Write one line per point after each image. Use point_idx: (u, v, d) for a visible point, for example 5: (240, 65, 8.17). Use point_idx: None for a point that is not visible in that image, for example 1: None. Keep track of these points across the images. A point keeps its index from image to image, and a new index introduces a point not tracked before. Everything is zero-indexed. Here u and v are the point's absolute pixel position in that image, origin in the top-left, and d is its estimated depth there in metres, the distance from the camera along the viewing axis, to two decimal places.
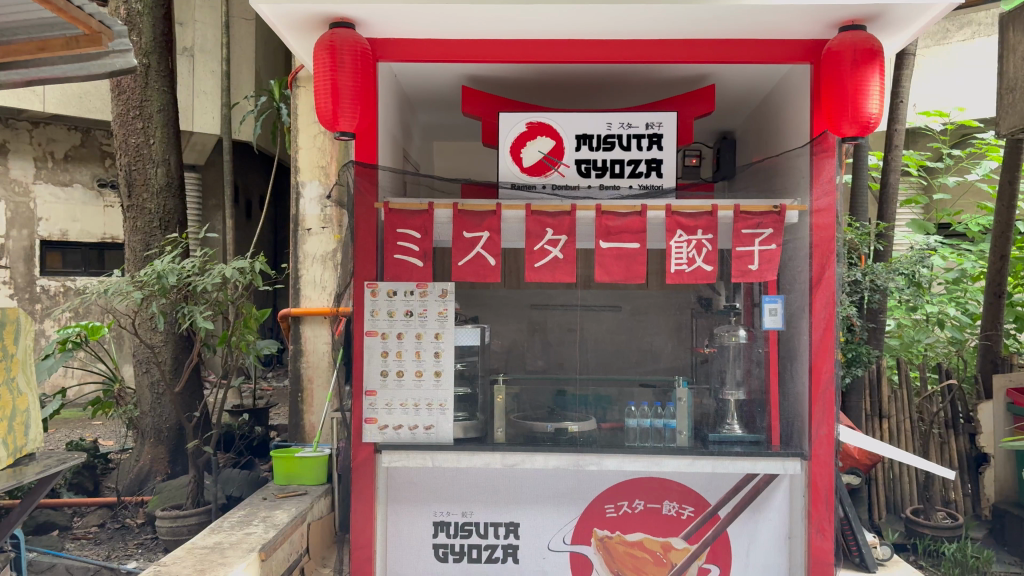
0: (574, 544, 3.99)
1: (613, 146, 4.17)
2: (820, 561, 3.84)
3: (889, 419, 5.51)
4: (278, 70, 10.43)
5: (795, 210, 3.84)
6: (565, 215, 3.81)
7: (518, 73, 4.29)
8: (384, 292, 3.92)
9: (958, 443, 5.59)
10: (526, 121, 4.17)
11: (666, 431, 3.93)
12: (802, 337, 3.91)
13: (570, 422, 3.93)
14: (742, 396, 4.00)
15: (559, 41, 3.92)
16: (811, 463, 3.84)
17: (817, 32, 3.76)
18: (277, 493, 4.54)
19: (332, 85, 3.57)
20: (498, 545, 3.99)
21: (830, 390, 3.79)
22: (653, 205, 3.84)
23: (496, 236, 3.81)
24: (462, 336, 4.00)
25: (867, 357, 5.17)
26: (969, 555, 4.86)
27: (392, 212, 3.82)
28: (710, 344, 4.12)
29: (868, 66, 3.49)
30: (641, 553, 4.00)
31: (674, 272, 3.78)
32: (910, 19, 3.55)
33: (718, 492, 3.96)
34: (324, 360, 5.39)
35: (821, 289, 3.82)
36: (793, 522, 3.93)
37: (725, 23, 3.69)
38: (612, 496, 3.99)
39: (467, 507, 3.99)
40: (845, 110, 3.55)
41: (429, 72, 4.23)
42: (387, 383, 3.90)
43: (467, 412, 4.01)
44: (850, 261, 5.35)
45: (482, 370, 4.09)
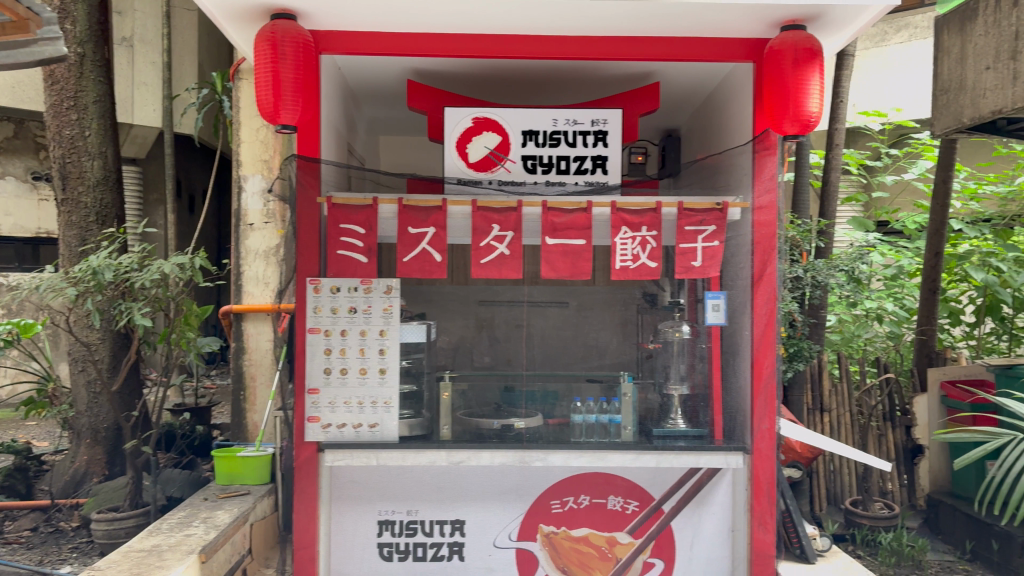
0: (520, 540, 3.99)
1: (558, 142, 4.17)
2: (762, 554, 3.91)
3: (830, 413, 5.62)
4: (220, 62, 10.23)
5: (737, 207, 3.88)
6: (511, 210, 3.80)
7: (464, 68, 4.27)
8: (327, 288, 3.85)
9: (895, 435, 5.69)
10: (471, 116, 4.14)
11: (612, 427, 3.95)
12: (744, 334, 3.93)
13: (517, 418, 3.96)
14: (686, 391, 4.04)
15: (504, 36, 3.90)
16: (753, 458, 3.89)
17: (759, 31, 3.80)
18: (218, 493, 4.45)
19: (273, 76, 3.50)
20: (444, 543, 3.97)
21: (771, 384, 3.87)
22: (598, 202, 3.83)
23: (442, 232, 3.78)
24: (408, 333, 3.96)
25: (808, 352, 5.27)
26: (904, 544, 5.04)
27: (335, 206, 3.76)
28: (654, 340, 4.13)
29: (809, 65, 3.55)
30: (586, 548, 4.01)
31: (619, 268, 3.81)
32: (849, 19, 3.60)
33: (663, 487, 4.01)
34: (267, 358, 5.29)
35: (762, 285, 3.88)
36: (737, 516, 3.98)
37: (670, 21, 3.71)
38: (558, 492, 3.99)
39: (412, 505, 3.96)
40: (787, 108, 3.60)
41: (374, 65, 4.18)
42: (331, 381, 3.86)
43: (413, 409, 3.98)
44: (792, 257, 5.43)
45: (428, 367, 4.06)
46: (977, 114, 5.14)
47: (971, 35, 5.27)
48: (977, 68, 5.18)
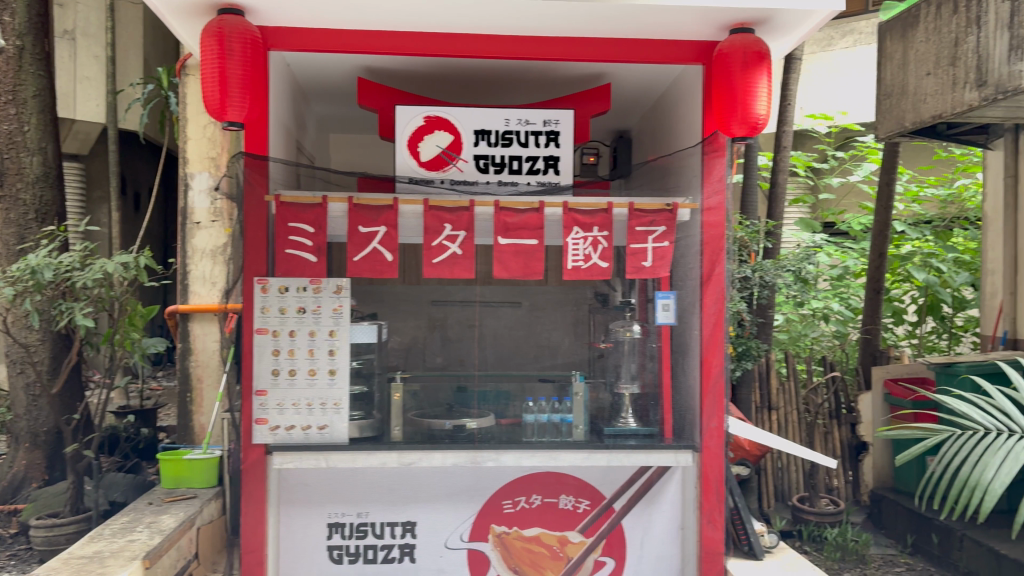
0: (472, 541, 3.98)
1: (511, 142, 4.17)
2: (711, 551, 3.95)
3: (778, 411, 5.71)
4: (166, 57, 10.03)
5: (686, 208, 3.92)
6: (463, 210, 3.78)
7: (415, 67, 4.24)
8: (275, 288, 3.80)
9: (840, 432, 5.85)
10: (423, 115, 4.11)
11: (563, 426, 3.98)
12: (693, 333, 3.98)
13: (469, 418, 3.95)
14: (636, 390, 4.05)
15: (456, 35, 3.88)
16: (702, 455, 3.94)
17: (709, 34, 3.84)
18: (163, 497, 4.35)
19: (220, 73, 3.44)
20: (394, 545, 3.94)
21: (720, 382, 3.92)
22: (550, 202, 3.84)
23: (393, 231, 3.75)
24: (358, 334, 3.93)
25: (756, 351, 5.35)
26: (849, 539, 5.15)
27: (283, 205, 3.70)
28: (606, 339, 4.14)
29: (757, 69, 3.60)
30: (538, 548, 4.02)
31: (571, 268, 3.82)
32: (796, 23, 3.65)
33: (614, 486, 4.03)
34: (214, 359, 5.19)
35: (711, 285, 3.93)
36: (685, 513, 4.03)
37: (622, 23, 3.73)
38: (510, 492, 3.99)
39: (362, 507, 3.92)
40: (735, 110, 3.64)
41: (323, 62, 4.13)
42: (279, 382, 3.80)
43: (363, 410, 3.95)
44: (740, 257, 5.51)
45: (379, 368, 4.03)
46: (919, 118, 5.28)
47: (913, 41, 5.43)
48: (918, 73, 5.33)
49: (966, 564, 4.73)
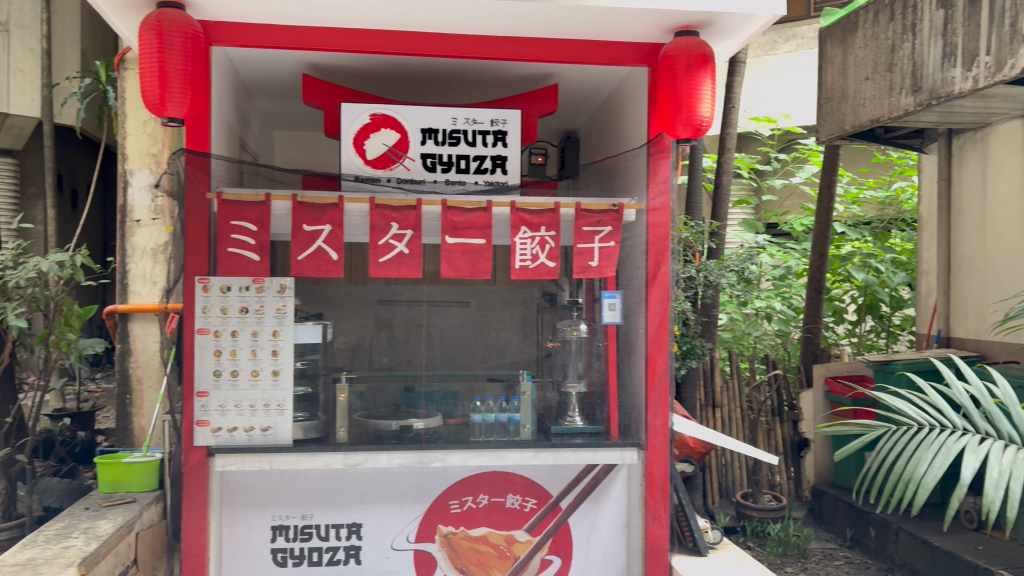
0: (418, 542, 3.95)
1: (458, 141, 4.15)
2: (656, 548, 4.00)
3: (722, 408, 5.79)
4: (104, 51, 9.79)
5: (632, 209, 3.96)
6: (410, 209, 3.75)
7: (362, 64, 4.20)
8: (217, 287, 3.73)
9: (782, 429, 5.94)
10: (369, 113, 4.07)
11: (511, 425, 4.00)
12: (638, 332, 4.02)
13: (416, 419, 3.93)
14: (583, 388, 4.10)
15: (403, 33, 3.85)
16: (647, 453, 3.98)
17: (654, 35, 3.88)
18: (101, 502, 4.24)
19: (160, 67, 3.37)
20: (340, 547, 3.89)
21: (664, 381, 3.96)
22: (498, 201, 3.84)
23: (338, 230, 3.71)
24: (303, 334, 3.88)
25: (700, 349, 5.47)
26: (791, 534, 5.26)
27: (225, 203, 3.65)
28: (554, 338, 4.14)
29: (701, 71, 3.64)
30: (484, 547, 4.01)
31: (519, 268, 3.83)
32: (739, 27, 3.71)
33: (560, 484, 4.05)
34: (154, 361, 5.07)
35: (656, 285, 3.96)
36: (631, 511, 4.06)
37: (569, 23, 3.74)
38: (457, 492, 3.97)
39: (307, 509, 3.87)
40: (679, 112, 3.68)
41: (267, 58, 4.07)
42: (221, 383, 3.73)
43: (308, 412, 3.91)
44: (685, 258, 5.60)
45: (324, 368, 3.99)
46: (857, 122, 5.40)
47: (852, 47, 5.57)
48: (857, 78, 5.46)
49: (902, 556, 4.86)
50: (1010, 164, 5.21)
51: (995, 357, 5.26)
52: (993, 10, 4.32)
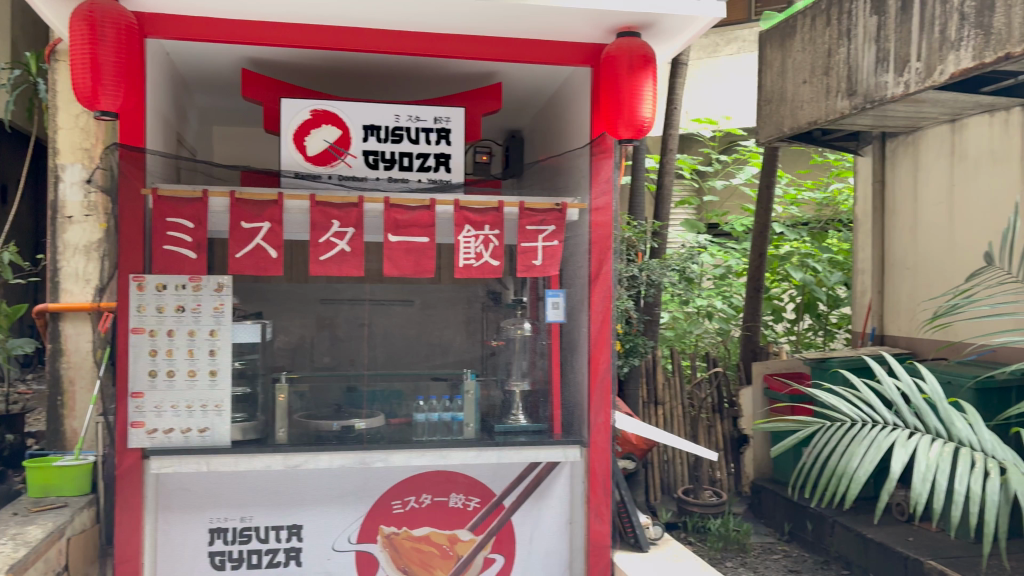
0: (360, 543, 3.91)
1: (401, 138, 4.13)
2: (597, 545, 4.03)
3: (664, 405, 5.90)
4: (35, 42, 9.49)
5: (575, 208, 3.98)
6: (352, 207, 3.72)
7: (303, 59, 4.14)
8: (152, 285, 3.64)
9: (723, 426, 6.06)
10: (310, 109, 4.02)
11: (454, 424, 3.98)
12: (581, 330, 4.05)
13: (358, 418, 3.90)
14: (527, 387, 4.09)
15: (345, 29, 3.81)
16: (589, 451, 4.01)
17: (597, 36, 3.91)
18: (30, 507, 4.11)
19: (92, 59, 3.28)
20: (280, 549, 3.83)
21: (607, 379, 4.00)
22: (441, 200, 3.83)
23: (278, 227, 3.66)
24: (240, 333, 3.81)
25: (642, 347, 5.55)
26: (731, 530, 5.38)
27: (161, 199, 3.56)
28: (497, 337, 4.12)
29: (642, 72, 3.67)
30: (427, 547, 3.99)
31: (462, 266, 3.82)
32: (680, 29, 3.75)
33: (503, 483, 4.05)
34: (87, 361, 4.93)
35: (599, 283, 3.98)
36: (574, 508, 4.08)
37: (512, 22, 3.74)
38: (399, 492, 3.94)
39: (245, 511, 3.80)
40: (621, 112, 3.71)
41: (205, 52, 3.99)
42: (157, 384, 3.65)
43: (246, 412, 3.84)
44: (628, 257, 5.65)
45: (263, 368, 3.91)
46: (795, 124, 5.52)
47: (790, 50, 5.69)
48: (795, 81, 5.57)
49: (837, 548, 4.99)
50: (939, 168, 5.39)
51: (925, 354, 5.43)
52: (924, 16, 4.46)
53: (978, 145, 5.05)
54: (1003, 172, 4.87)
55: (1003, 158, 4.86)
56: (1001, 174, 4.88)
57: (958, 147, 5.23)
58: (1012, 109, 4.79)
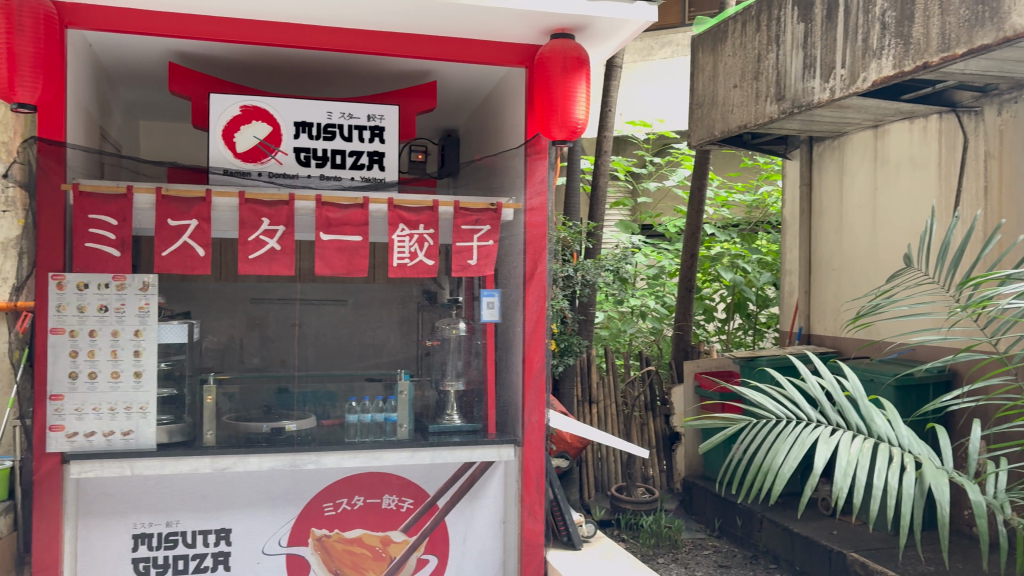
0: (290, 546, 3.85)
1: (333, 135, 4.08)
2: (531, 543, 4.05)
3: (598, 404, 6.00)
4: None
5: (510, 208, 4.00)
6: (282, 204, 3.67)
7: (233, 54, 4.07)
8: (73, 284, 3.53)
9: (655, 424, 6.19)
10: (240, 104, 3.95)
11: (387, 425, 3.93)
12: (516, 329, 4.05)
13: (288, 420, 3.82)
14: (461, 386, 4.05)
15: (277, 24, 3.74)
16: (523, 450, 4.03)
17: (531, 37, 3.92)
18: None
19: (7, 49, 3.17)
20: (207, 554, 3.75)
21: (541, 378, 4.03)
22: (375, 198, 3.80)
23: (205, 225, 3.58)
24: (167, 334, 3.71)
25: (577, 347, 5.63)
26: (663, 526, 5.45)
27: (82, 194, 3.46)
28: (432, 337, 4.03)
29: (576, 74, 3.70)
30: (360, 550, 3.95)
31: (396, 265, 3.80)
32: (612, 31, 3.80)
33: (437, 483, 4.03)
34: (5, 362, 4.71)
35: (534, 284, 4.00)
36: (508, 507, 4.09)
37: (446, 21, 3.73)
38: (331, 494, 3.90)
39: (171, 516, 3.70)
40: (555, 113, 3.73)
41: (130, 44, 3.88)
42: (77, 386, 3.54)
43: (173, 414, 3.70)
44: (563, 257, 5.71)
45: (191, 369, 3.79)
46: (726, 128, 5.64)
47: (721, 55, 5.80)
48: (726, 85, 5.69)
49: (765, 543, 5.11)
50: (864, 172, 5.55)
51: (848, 352, 5.62)
52: (848, 25, 4.59)
53: (900, 150, 5.25)
54: (923, 177, 5.06)
55: (922, 164, 5.06)
56: (920, 179, 5.08)
57: (880, 152, 5.41)
58: (931, 117, 4.99)
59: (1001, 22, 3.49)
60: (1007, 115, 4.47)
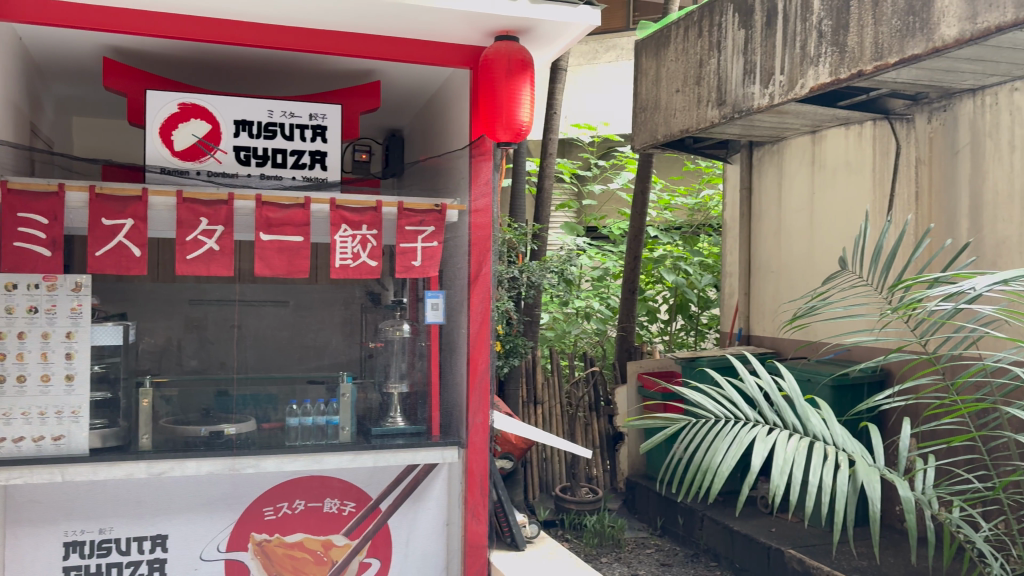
0: (229, 551, 3.78)
1: (274, 134, 4.02)
2: (474, 545, 4.02)
3: (542, 405, 6.04)
4: None
5: (454, 210, 3.99)
6: (222, 204, 3.61)
7: (170, 50, 3.98)
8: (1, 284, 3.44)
9: (598, 424, 6.25)
10: (177, 102, 3.88)
11: (329, 428, 3.84)
12: (461, 331, 4.06)
13: (227, 424, 3.73)
14: (405, 388, 4.01)
15: (216, 20, 3.67)
16: (467, 451, 4.02)
17: (475, 38, 3.92)
18: None
19: None
20: (142, 561, 3.66)
21: (485, 380, 4.04)
22: (317, 197, 3.76)
23: (141, 225, 3.51)
24: (101, 335, 3.60)
25: (522, 348, 5.62)
26: (606, 525, 5.49)
27: (10, 193, 3.34)
28: (376, 339, 3.98)
29: (521, 76, 3.71)
30: (300, 554, 3.90)
31: (339, 266, 3.76)
32: (556, 34, 3.82)
33: (379, 487, 4.01)
34: None
35: (479, 286, 4.01)
36: (451, 509, 4.09)
37: (390, 20, 3.70)
38: (272, 498, 3.84)
39: (104, 523, 3.60)
40: (499, 115, 3.73)
41: (62, 38, 3.78)
42: (5, 390, 3.44)
43: (107, 418, 3.61)
44: (509, 258, 5.72)
45: (126, 372, 3.68)
46: (668, 132, 5.72)
47: (664, 59, 5.89)
48: (668, 89, 5.77)
49: (706, 541, 5.19)
50: (802, 177, 5.69)
51: (786, 352, 5.75)
52: (787, 32, 4.69)
53: (836, 156, 5.38)
54: (858, 182, 5.20)
55: (857, 169, 5.20)
56: (855, 183, 5.21)
57: (818, 157, 5.54)
58: (865, 124, 5.13)
59: (931, 32, 3.61)
60: (937, 123, 4.63)
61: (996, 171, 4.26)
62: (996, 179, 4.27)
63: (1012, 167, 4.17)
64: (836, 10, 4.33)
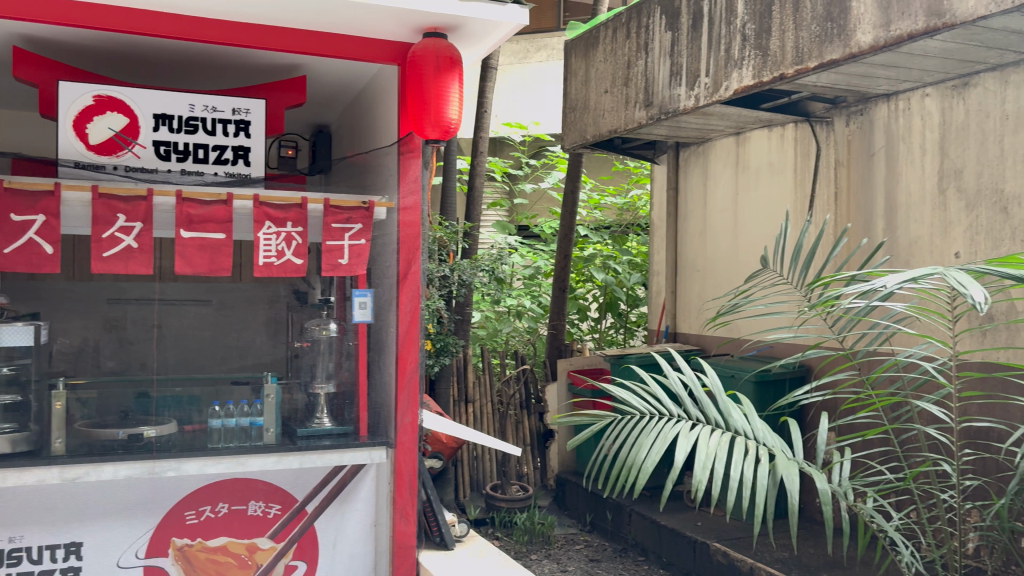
0: (148, 558, 3.68)
1: (195, 129, 3.92)
2: (403, 545, 3.97)
3: (473, 403, 6.04)
4: None
5: (382, 207, 3.97)
6: (140, 200, 3.50)
7: (84, 39, 3.84)
8: None
9: (529, 422, 6.30)
10: (93, 94, 3.75)
11: (252, 430, 3.76)
12: (389, 330, 3.99)
13: (146, 426, 3.61)
14: (332, 389, 3.93)
15: (132, 10, 3.56)
16: (395, 451, 3.97)
17: (402, 34, 3.89)
18: None
19: None
20: (55, 570, 3.53)
21: (414, 379, 3.97)
22: (240, 194, 3.68)
23: (54, 221, 3.39)
24: (9, 337, 3.48)
25: (453, 347, 5.61)
26: (536, 522, 5.52)
27: None
28: (301, 339, 3.89)
29: (448, 74, 3.69)
30: (223, 558, 3.82)
31: (262, 264, 3.69)
32: (484, 32, 3.82)
33: (306, 488, 3.94)
34: None
35: (407, 284, 3.93)
36: (379, 511, 4.04)
37: (315, 14, 3.64)
38: (194, 501, 3.75)
39: (14, 531, 3.47)
40: (427, 112, 3.71)
41: None
42: None
43: (17, 422, 3.46)
44: (440, 257, 5.71)
45: (38, 375, 3.54)
46: (597, 132, 5.77)
47: (594, 60, 5.93)
48: (597, 90, 5.82)
49: (633, 536, 5.26)
50: (726, 177, 5.80)
51: (710, 350, 5.88)
52: (711, 35, 4.78)
53: (759, 157, 5.51)
54: (780, 183, 5.33)
55: (780, 170, 5.33)
56: (777, 184, 5.35)
57: (741, 158, 5.67)
58: (788, 126, 5.27)
59: (848, 38, 3.73)
60: (854, 125, 4.78)
61: (909, 173, 4.42)
62: (909, 181, 4.43)
63: (924, 168, 4.33)
64: (758, 15, 4.43)
